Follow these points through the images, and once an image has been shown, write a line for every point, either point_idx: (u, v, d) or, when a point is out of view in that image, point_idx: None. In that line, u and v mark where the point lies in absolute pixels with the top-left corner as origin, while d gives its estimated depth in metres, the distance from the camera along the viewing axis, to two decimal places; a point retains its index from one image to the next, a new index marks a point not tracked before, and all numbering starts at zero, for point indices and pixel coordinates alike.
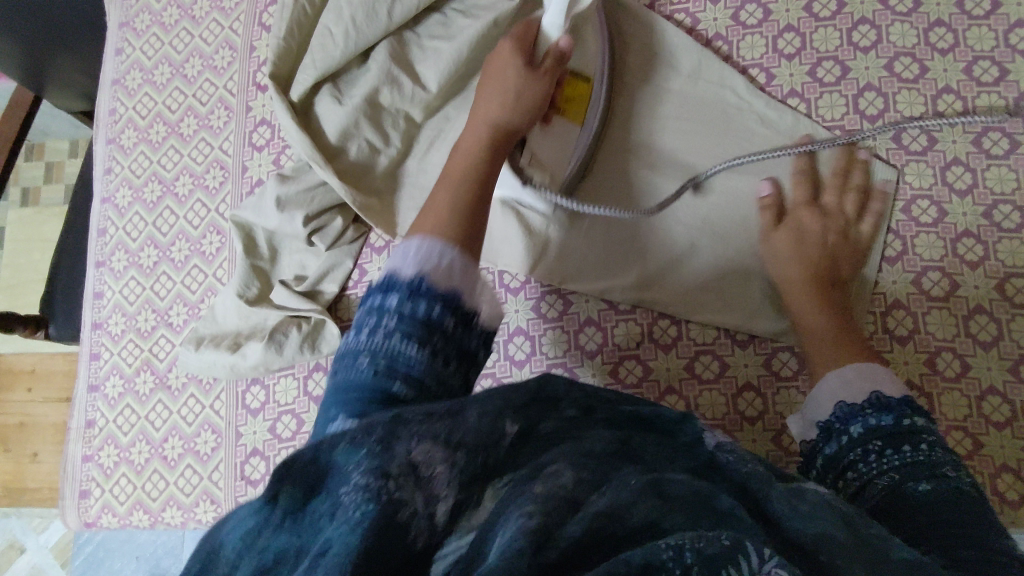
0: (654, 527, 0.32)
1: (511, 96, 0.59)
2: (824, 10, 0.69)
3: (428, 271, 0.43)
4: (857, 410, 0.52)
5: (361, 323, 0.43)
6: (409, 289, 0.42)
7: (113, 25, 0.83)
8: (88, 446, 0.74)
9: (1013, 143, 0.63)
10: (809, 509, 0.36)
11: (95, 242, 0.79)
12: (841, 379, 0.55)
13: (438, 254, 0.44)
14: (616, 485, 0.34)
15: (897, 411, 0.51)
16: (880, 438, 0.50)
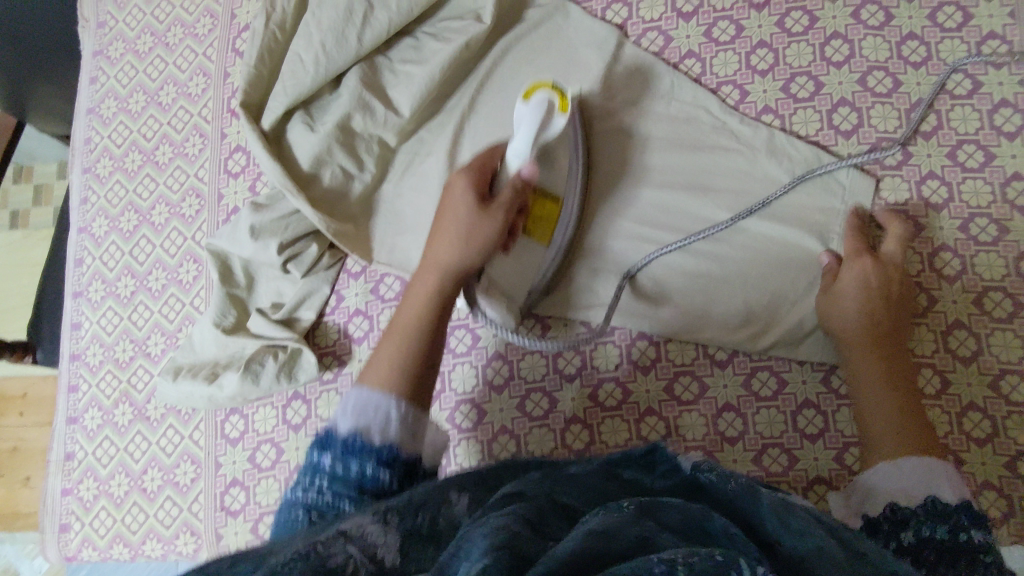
0: (651, 546, 0.30)
1: (461, 235, 0.57)
2: (796, 25, 0.69)
3: (360, 429, 0.44)
4: (911, 514, 0.49)
5: (298, 480, 0.44)
6: (342, 447, 0.43)
7: (88, 54, 0.83)
8: (67, 479, 0.73)
9: (988, 156, 0.63)
10: (799, 528, 0.35)
11: (72, 273, 0.78)
12: (892, 472, 0.52)
13: (374, 408, 0.45)
14: (605, 511, 0.34)
15: (954, 521, 0.47)
16: (934, 549, 0.46)
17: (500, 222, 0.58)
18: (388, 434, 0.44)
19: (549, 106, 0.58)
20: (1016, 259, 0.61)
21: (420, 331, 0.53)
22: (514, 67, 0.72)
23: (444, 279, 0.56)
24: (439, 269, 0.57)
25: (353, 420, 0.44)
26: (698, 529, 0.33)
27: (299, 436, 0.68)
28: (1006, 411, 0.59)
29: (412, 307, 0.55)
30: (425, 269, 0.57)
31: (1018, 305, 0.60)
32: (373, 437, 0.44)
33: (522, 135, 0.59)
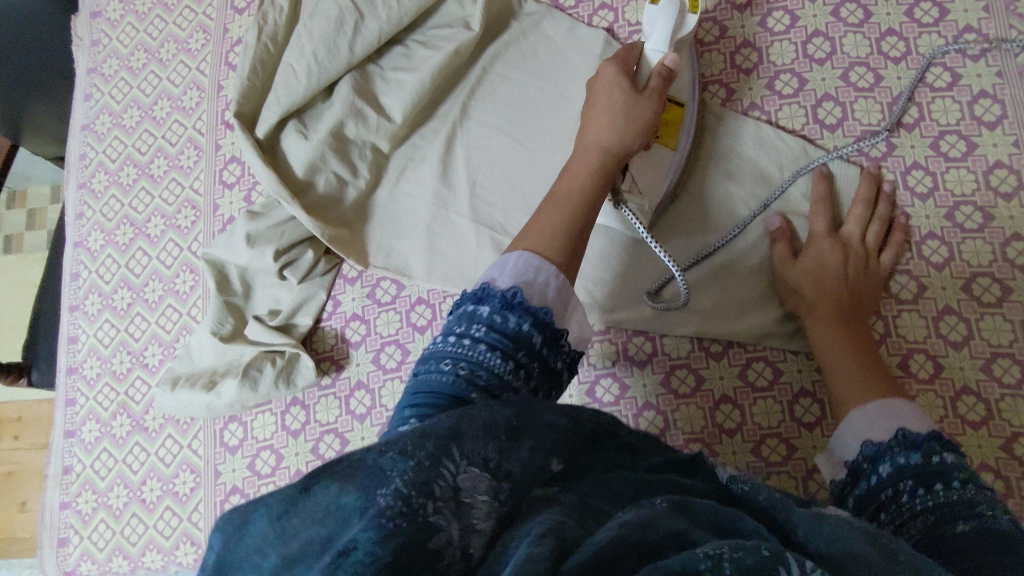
0: (684, 537, 0.31)
1: (623, 112, 0.55)
2: (778, 24, 0.70)
3: (523, 283, 0.44)
4: (884, 449, 0.49)
5: (449, 327, 0.44)
6: (501, 300, 0.43)
7: (82, 71, 0.84)
8: (65, 493, 0.73)
9: (970, 146, 0.64)
10: (834, 529, 0.34)
11: (69, 287, 0.79)
12: (865, 420, 0.53)
13: (535, 270, 0.45)
14: (638, 507, 0.34)
15: (926, 448, 0.47)
16: (910, 477, 0.47)
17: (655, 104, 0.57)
18: (545, 298, 0.44)
19: (681, 6, 0.61)
20: (1002, 244, 0.62)
21: (577, 200, 0.51)
22: (503, 73, 0.73)
23: (604, 158, 0.54)
24: (604, 150, 0.55)
25: (515, 278, 0.44)
26: (728, 526, 0.34)
27: (299, 442, 0.68)
28: (999, 394, 0.59)
29: (570, 182, 0.53)
30: (585, 151, 0.55)
31: (1006, 290, 0.61)
32: (532, 295, 0.44)
33: (657, 32, 0.61)
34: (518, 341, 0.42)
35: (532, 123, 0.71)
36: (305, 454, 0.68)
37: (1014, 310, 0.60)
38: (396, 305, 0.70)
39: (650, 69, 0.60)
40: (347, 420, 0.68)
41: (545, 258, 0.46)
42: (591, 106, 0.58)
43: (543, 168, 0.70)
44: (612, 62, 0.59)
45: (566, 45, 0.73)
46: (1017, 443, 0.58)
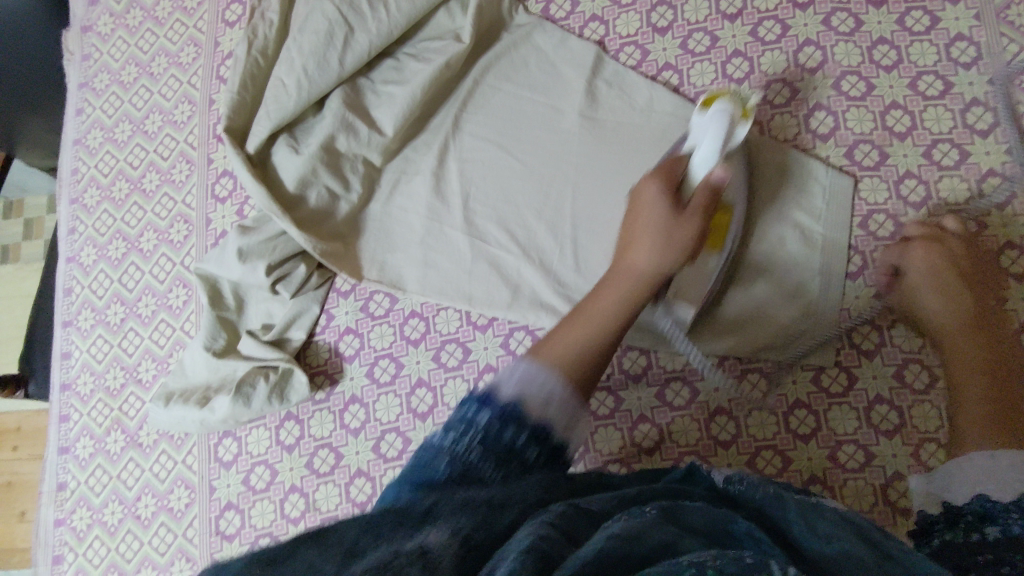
0: (673, 548, 0.32)
1: (660, 234, 0.55)
2: (769, 33, 0.70)
3: (524, 398, 0.40)
4: (998, 510, 0.47)
5: (449, 424, 0.41)
6: (500, 410, 0.40)
7: (73, 86, 0.84)
8: (60, 510, 0.73)
9: (962, 154, 0.64)
10: (826, 532, 0.37)
11: (62, 302, 0.78)
12: (980, 473, 0.51)
13: (539, 384, 0.42)
14: (629, 515, 0.35)
15: None
16: (1016, 551, 0.43)
17: (696, 228, 0.56)
18: (547, 413, 0.41)
19: (734, 114, 0.57)
20: (995, 254, 0.62)
21: (605, 341, 0.49)
22: (494, 84, 0.73)
23: (642, 283, 0.54)
24: (638, 276, 0.54)
25: (519, 390, 0.41)
26: (723, 529, 0.35)
27: (293, 457, 0.68)
28: None
29: (606, 296, 0.52)
30: (621, 276, 0.54)
31: (1000, 299, 0.61)
32: (535, 411, 0.40)
33: (710, 141, 0.57)
34: (512, 420, 0.39)
35: (524, 135, 0.71)
36: (299, 469, 0.68)
37: (1008, 320, 0.60)
38: (389, 319, 0.70)
39: (693, 190, 0.58)
40: (341, 435, 0.68)
41: (551, 369, 0.43)
42: (631, 225, 0.57)
43: (536, 180, 0.70)
44: (653, 178, 0.58)
45: (559, 57, 0.73)
46: None
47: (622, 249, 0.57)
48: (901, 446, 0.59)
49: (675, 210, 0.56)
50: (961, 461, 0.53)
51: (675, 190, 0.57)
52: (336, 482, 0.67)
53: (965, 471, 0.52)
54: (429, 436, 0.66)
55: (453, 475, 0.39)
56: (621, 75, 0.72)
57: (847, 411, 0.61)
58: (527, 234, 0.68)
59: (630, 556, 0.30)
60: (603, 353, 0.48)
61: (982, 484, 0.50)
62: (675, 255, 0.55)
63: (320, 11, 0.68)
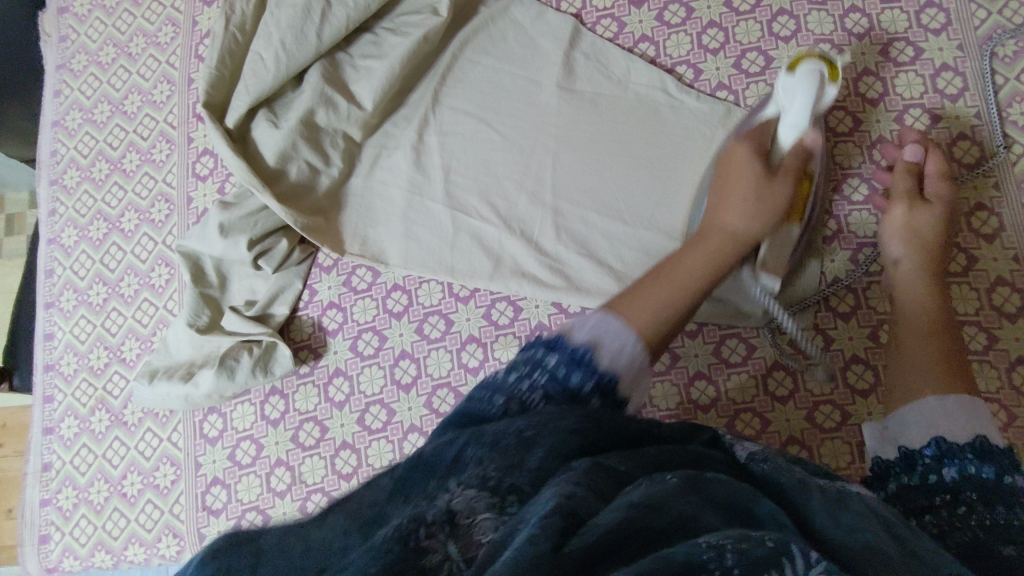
0: (694, 522, 0.30)
1: (756, 195, 0.56)
2: (743, 4, 0.71)
3: (595, 344, 0.40)
4: (955, 450, 0.48)
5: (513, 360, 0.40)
6: (571, 355, 0.40)
7: (51, 68, 0.84)
8: (46, 490, 0.73)
9: (933, 118, 0.65)
10: (851, 522, 0.35)
11: (44, 284, 0.78)
12: (928, 418, 0.51)
13: (613, 335, 0.41)
14: (650, 480, 0.33)
15: (1000, 462, 0.46)
16: (973, 489, 0.45)
17: (788, 186, 0.57)
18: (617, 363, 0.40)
19: (822, 77, 0.55)
20: (967, 214, 0.63)
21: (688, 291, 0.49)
22: (472, 58, 0.74)
23: (731, 241, 0.55)
24: (731, 236, 0.55)
25: (591, 335, 0.41)
26: (744, 509, 0.33)
27: (279, 431, 0.69)
28: (966, 361, 0.60)
29: (697, 253, 0.53)
30: (718, 239, 0.54)
31: (970, 259, 0.62)
32: (605, 355, 0.40)
33: (797, 107, 0.56)
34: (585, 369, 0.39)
35: (503, 107, 0.72)
36: (285, 443, 0.68)
37: (979, 279, 0.61)
38: (372, 292, 0.70)
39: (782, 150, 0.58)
40: (326, 408, 0.68)
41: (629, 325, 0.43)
42: (726, 178, 0.58)
43: (515, 152, 0.70)
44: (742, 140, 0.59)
45: (535, 30, 0.74)
46: (985, 408, 0.59)
47: (715, 205, 0.58)
48: (876, 404, 0.60)
49: (766, 171, 0.57)
50: (912, 402, 0.53)
51: (766, 158, 0.58)
52: (322, 454, 0.67)
53: (919, 407, 0.52)
54: (413, 407, 0.66)
55: (504, 411, 0.37)
56: (597, 47, 0.72)
57: (824, 371, 0.62)
58: (508, 205, 0.69)
59: (647, 526, 0.29)
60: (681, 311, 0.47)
61: (934, 433, 0.50)
62: (766, 220, 0.56)
63: None
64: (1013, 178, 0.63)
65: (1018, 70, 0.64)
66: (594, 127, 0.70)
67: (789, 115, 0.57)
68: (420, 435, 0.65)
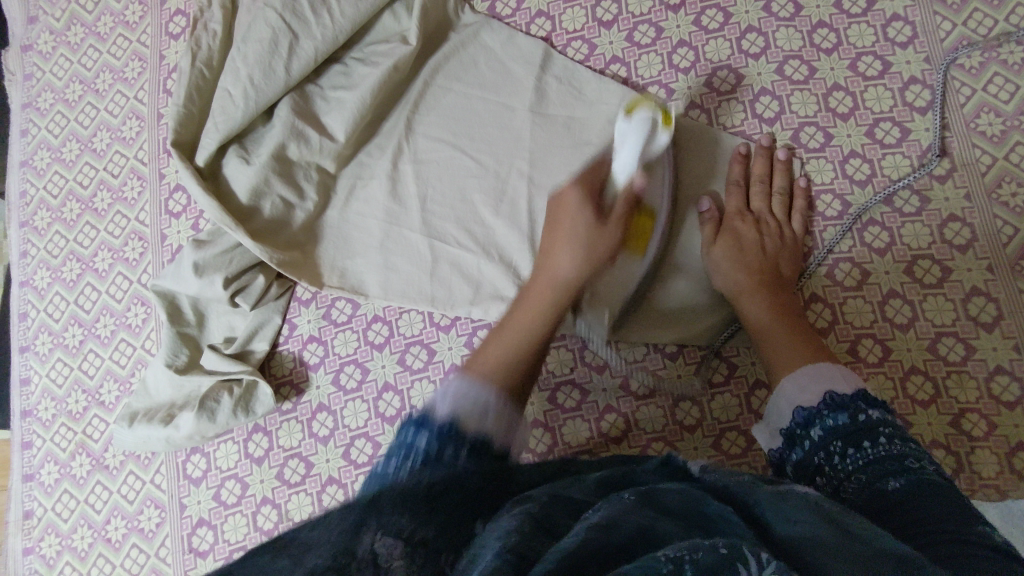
0: (651, 534, 0.33)
1: (583, 242, 0.59)
2: (712, 22, 0.71)
3: (460, 414, 0.43)
4: (815, 414, 0.52)
5: (392, 451, 0.43)
6: (439, 431, 0.42)
7: (17, 107, 0.82)
8: (28, 538, 0.72)
9: (903, 131, 0.66)
10: (796, 516, 0.36)
11: (18, 327, 0.77)
12: (798, 385, 0.55)
13: (474, 398, 0.45)
14: (607, 502, 0.36)
15: (852, 408, 0.51)
16: (839, 438, 0.50)
17: (617, 232, 0.60)
18: (484, 425, 0.44)
19: (654, 122, 0.57)
20: (939, 226, 0.63)
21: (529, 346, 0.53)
22: (444, 85, 0.73)
23: (561, 294, 0.58)
24: (559, 282, 0.58)
25: (452, 408, 0.44)
26: (697, 519, 0.35)
27: (263, 469, 0.68)
28: (945, 372, 0.61)
29: (524, 311, 0.57)
30: (541, 286, 0.58)
31: (945, 270, 0.63)
32: (470, 425, 0.43)
33: (627, 150, 0.58)
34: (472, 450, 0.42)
35: (477, 133, 0.71)
36: (270, 481, 0.67)
37: (954, 289, 0.62)
38: (352, 325, 0.70)
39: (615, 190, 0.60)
40: (310, 444, 0.68)
41: (485, 386, 0.47)
42: (554, 231, 0.61)
43: (490, 178, 0.70)
44: (575, 184, 0.61)
45: (505, 53, 0.73)
46: (965, 418, 0.60)
47: (543, 257, 0.61)
48: None
49: (597, 220, 0.59)
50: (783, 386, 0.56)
51: (596, 198, 0.60)
52: (308, 491, 0.66)
53: (781, 391, 0.56)
54: None
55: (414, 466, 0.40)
56: (569, 69, 0.72)
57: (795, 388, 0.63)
58: (485, 233, 0.69)
59: (604, 546, 0.31)
60: (529, 363, 0.52)
61: (799, 401, 0.54)
62: (599, 261, 0.59)
63: (263, 19, 0.68)
64: (983, 188, 0.63)
65: (985, 81, 0.65)
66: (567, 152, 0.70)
67: (619, 159, 0.59)
68: None
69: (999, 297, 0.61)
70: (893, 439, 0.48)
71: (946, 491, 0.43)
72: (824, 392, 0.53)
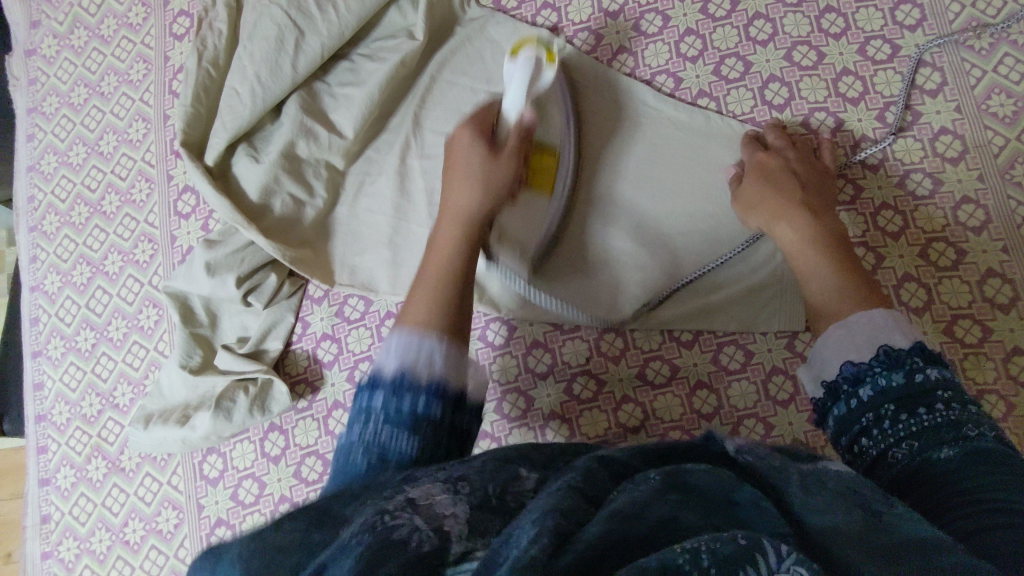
0: (673, 524, 0.30)
1: (475, 176, 0.59)
2: (719, 9, 0.71)
3: (409, 367, 0.44)
4: (866, 370, 0.47)
5: (349, 420, 0.45)
6: (392, 387, 0.44)
7: (23, 112, 0.82)
8: (46, 543, 0.71)
9: (914, 114, 0.66)
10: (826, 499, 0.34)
11: (30, 332, 0.77)
12: (840, 341, 0.50)
13: (418, 347, 0.45)
14: (630, 488, 0.33)
15: (908, 364, 0.45)
16: (892, 401, 0.45)
17: (511, 168, 0.60)
18: (433, 369, 0.45)
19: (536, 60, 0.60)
20: (953, 208, 0.63)
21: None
22: (450, 79, 0.73)
23: (467, 227, 0.56)
24: (464, 215, 0.57)
25: (398, 362, 0.45)
26: (724, 500, 0.32)
27: (280, 468, 0.68)
28: (962, 354, 0.61)
29: (438, 256, 0.54)
30: (454, 220, 0.57)
31: (960, 252, 0.62)
32: (421, 372, 0.44)
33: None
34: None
35: None
36: (287, 479, 0.67)
37: (970, 271, 0.62)
38: (366, 321, 0.70)
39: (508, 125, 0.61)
40: (327, 441, 0.68)
41: (425, 330, 0.47)
42: (450, 169, 0.61)
43: None
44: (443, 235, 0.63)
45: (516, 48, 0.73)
46: (984, 400, 0.60)
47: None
48: None
49: (489, 151, 0.60)
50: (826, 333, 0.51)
51: (489, 135, 0.61)
52: None
53: (826, 341, 0.51)
54: None
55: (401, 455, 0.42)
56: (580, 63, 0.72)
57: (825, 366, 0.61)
58: None
59: (625, 535, 0.29)
60: (457, 277, 0.52)
61: (845, 356, 0.49)
62: (498, 192, 0.59)
63: (269, 16, 0.67)
64: (996, 169, 0.63)
65: (995, 62, 0.65)
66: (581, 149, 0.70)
67: (509, 101, 0.61)
68: None
69: (1015, 278, 0.61)
70: (954, 406, 0.43)
71: (1005, 460, 0.39)
72: (880, 347, 0.47)
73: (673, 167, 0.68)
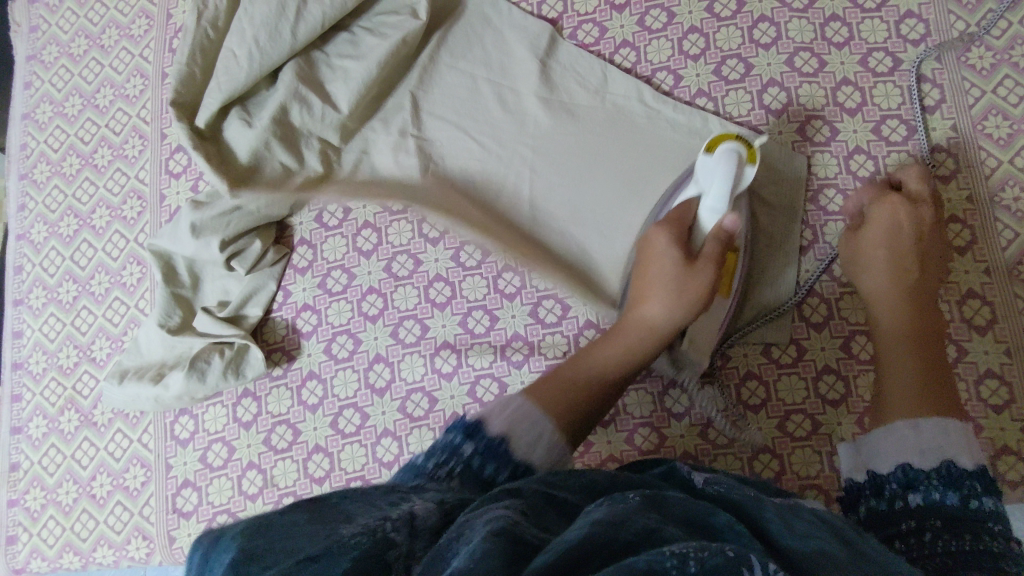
0: (660, 534, 0.31)
1: (671, 285, 0.56)
2: (724, 10, 0.70)
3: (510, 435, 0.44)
4: (920, 477, 0.46)
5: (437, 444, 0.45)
6: (487, 443, 0.44)
7: (21, 59, 0.82)
8: (13, 490, 0.72)
9: (910, 130, 0.65)
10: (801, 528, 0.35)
11: (13, 280, 0.77)
12: (898, 440, 0.49)
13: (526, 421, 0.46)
14: (610, 501, 0.34)
15: (965, 488, 0.45)
16: (939, 517, 0.44)
17: (709, 276, 0.56)
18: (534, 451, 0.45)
19: (739, 158, 0.54)
20: (940, 226, 0.63)
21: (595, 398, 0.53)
22: (449, 64, 0.73)
23: (645, 339, 0.56)
24: (642, 325, 0.57)
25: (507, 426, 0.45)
26: (701, 522, 0.34)
27: (251, 434, 0.68)
28: None
29: (604, 346, 0.56)
30: (631, 326, 0.57)
31: (943, 271, 0.62)
32: (519, 446, 0.44)
33: (714, 191, 0.54)
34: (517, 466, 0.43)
35: (467, 112, 0.71)
36: (256, 445, 0.68)
37: (951, 291, 0.62)
38: (347, 295, 0.70)
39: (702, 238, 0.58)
40: (299, 411, 0.68)
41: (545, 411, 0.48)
42: (642, 270, 0.58)
43: (477, 151, 0.70)
44: (664, 224, 0.58)
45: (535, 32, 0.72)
46: None
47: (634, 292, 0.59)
48: (847, 416, 0.60)
49: (686, 262, 0.56)
50: (881, 427, 0.50)
51: (687, 243, 0.57)
52: (294, 458, 0.67)
53: (884, 437, 0.50)
54: (386, 411, 0.66)
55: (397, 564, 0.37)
56: (562, 51, 0.72)
57: (758, 386, 0.63)
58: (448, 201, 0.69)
59: (612, 540, 0.30)
60: (594, 409, 0.53)
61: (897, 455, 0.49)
62: (684, 311, 0.56)
63: None
64: (986, 191, 0.63)
65: (995, 83, 0.65)
66: (563, 136, 0.69)
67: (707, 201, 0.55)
68: (394, 439, 0.65)
69: (995, 301, 0.61)
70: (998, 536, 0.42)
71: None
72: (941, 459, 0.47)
73: (631, 175, 0.67)
